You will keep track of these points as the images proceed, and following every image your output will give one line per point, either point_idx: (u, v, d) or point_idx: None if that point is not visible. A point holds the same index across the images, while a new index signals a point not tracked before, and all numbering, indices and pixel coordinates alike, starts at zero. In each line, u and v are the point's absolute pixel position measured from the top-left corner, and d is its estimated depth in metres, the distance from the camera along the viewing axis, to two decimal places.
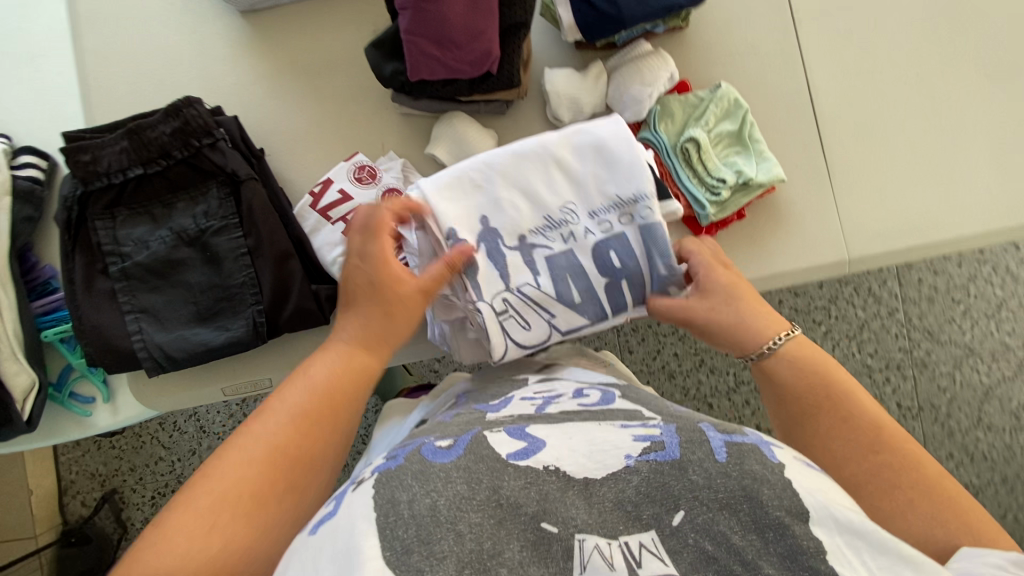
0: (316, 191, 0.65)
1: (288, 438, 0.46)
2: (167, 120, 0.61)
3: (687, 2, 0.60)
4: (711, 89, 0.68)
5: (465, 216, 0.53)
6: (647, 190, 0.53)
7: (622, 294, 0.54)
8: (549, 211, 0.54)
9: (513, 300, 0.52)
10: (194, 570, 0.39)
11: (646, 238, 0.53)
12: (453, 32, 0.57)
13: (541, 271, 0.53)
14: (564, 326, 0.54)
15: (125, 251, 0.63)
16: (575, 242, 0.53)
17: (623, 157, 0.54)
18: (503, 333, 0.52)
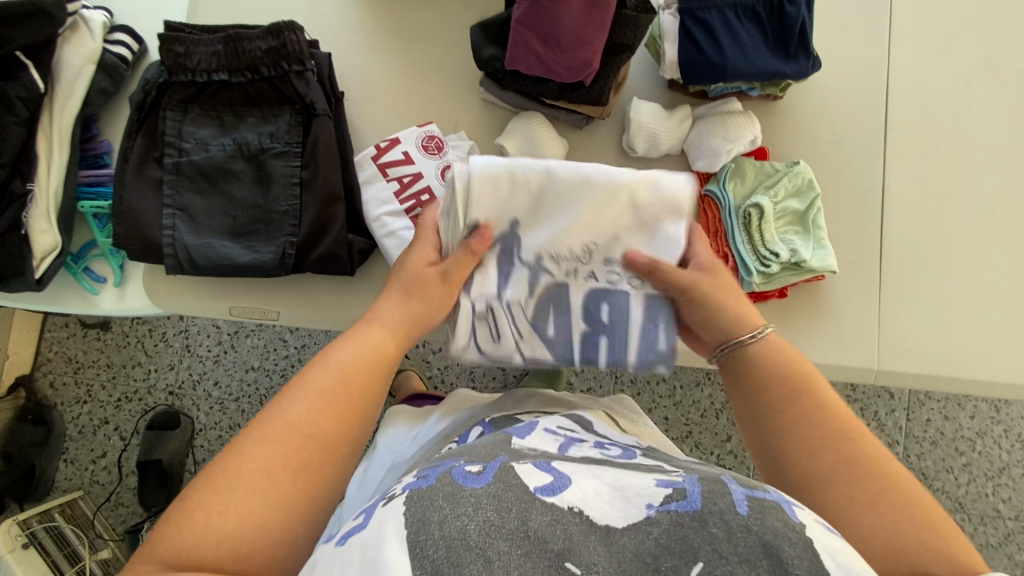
0: (382, 145, 0.65)
1: (309, 423, 0.44)
2: (266, 38, 0.62)
3: (790, 73, 0.60)
4: (788, 163, 0.68)
5: (494, 210, 0.53)
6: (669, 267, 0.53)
7: (596, 351, 0.55)
8: (573, 243, 0.54)
9: (496, 308, 0.54)
10: (212, 547, 0.38)
11: (646, 309, 0.54)
12: (562, 36, 0.57)
13: (534, 292, 0.55)
14: (529, 353, 0.56)
15: (184, 146, 0.64)
16: (576, 279, 0.54)
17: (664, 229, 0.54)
18: (471, 334, 0.55)
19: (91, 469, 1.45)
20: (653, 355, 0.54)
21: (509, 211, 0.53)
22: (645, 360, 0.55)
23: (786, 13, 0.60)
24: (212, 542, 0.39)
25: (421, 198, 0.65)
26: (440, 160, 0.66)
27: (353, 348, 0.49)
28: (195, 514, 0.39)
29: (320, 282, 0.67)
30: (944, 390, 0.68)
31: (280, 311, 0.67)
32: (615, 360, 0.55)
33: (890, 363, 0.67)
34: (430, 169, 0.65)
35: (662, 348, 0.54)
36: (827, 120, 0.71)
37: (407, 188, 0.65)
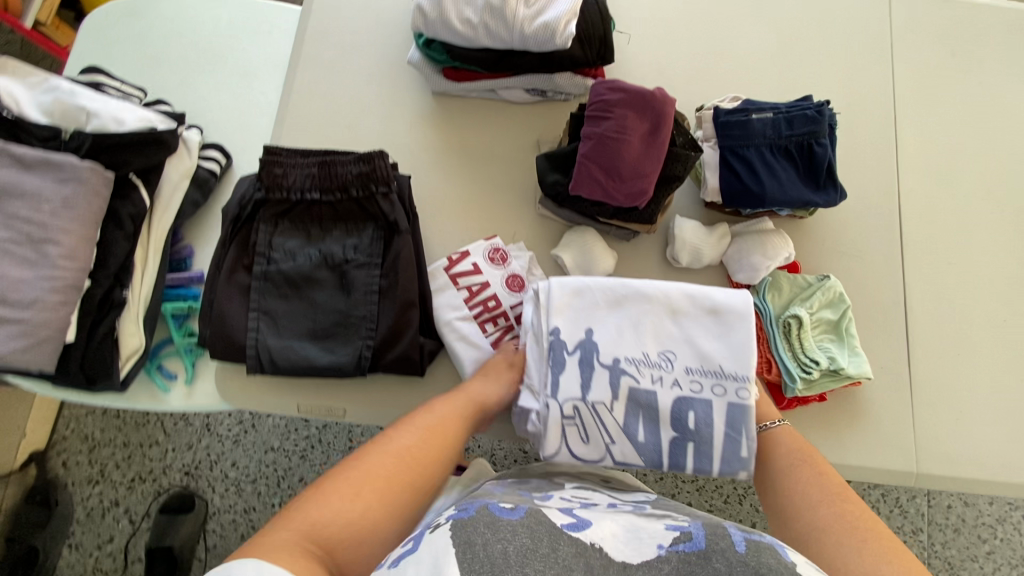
0: (454, 257, 0.71)
1: (411, 450, 0.57)
2: (357, 163, 0.69)
3: (821, 201, 0.68)
4: (819, 277, 0.75)
5: (571, 321, 0.63)
6: (747, 373, 0.61)
7: (684, 457, 0.60)
8: (648, 351, 0.62)
9: (583, 409, 0.61)
10: (342, 523, 0.49)
11: (729, 415, 0.60)
12: (622, 169, 0.65)
13: (618, 395, 0.61)
14: (619, 456, 0.61)
15: (273, 256, 0.69)
16: (661, 385, 0.61)
17: (736, 333, 0.62)
18: (563, 438, 0.61)
19: (94, 556, 1.39)
20: (736, 460, 0.60)
21: (585, 321, 0.63)
22: (729, 465, 0.60)
23: (815, 151, 0.67)
24: (342, 524, 0.49)
25: (489, 304, 0.71)
26: (504, 270, 0.72)
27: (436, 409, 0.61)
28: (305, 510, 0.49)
29: (389, 382, 0.71)
30: (980, 490, 0.71)
31: (346, 409, 0.70)
32: (701, 466, 0.60)
33: (926, 464, 0.71)
34: (496, 279, 0.71)
35: (744, 454, 0.60)
36: (849, 237, 0.79)
37: (475, 296, 0.71)
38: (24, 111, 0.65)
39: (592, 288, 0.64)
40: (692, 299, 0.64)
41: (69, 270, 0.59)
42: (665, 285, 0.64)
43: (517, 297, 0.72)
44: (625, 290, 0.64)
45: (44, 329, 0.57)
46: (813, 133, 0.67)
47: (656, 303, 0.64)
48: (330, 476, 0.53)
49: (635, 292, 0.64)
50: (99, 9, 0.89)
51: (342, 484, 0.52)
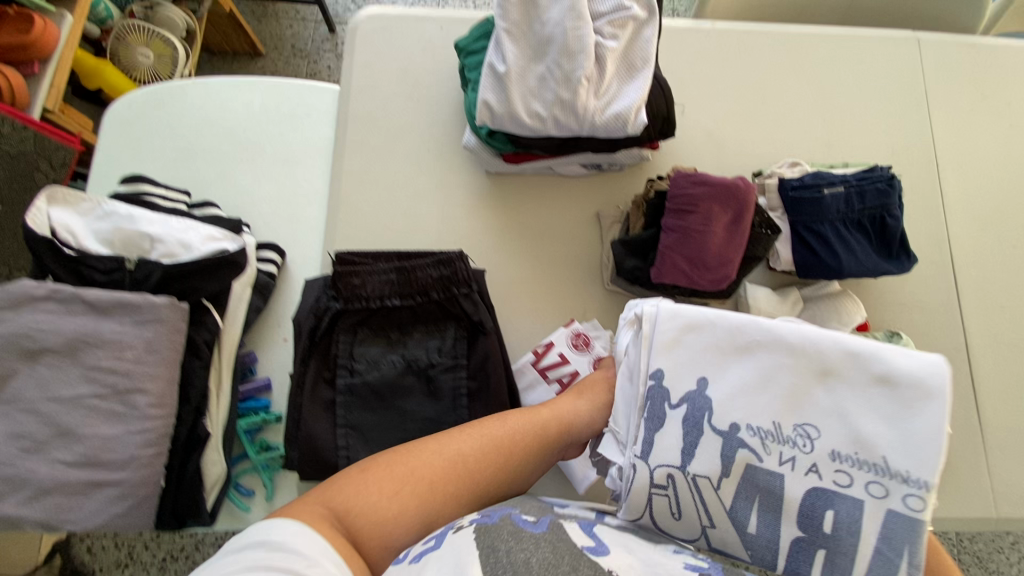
0: (539, 349, 0.72)
1: (475, 459, 0.54)
2: (436, 266, 0.68)
3: (895, 269, 0.70)
4: (888, 334, 0.77)
5: (679, 364, 0.57)
6: (926, 479, 0.48)
7: (808, 562, 0.50)
8: (781, 423, 0.53)
9: (679, 478, 0.54)
10: (376, 513, 0.47)
11: (885, 526, 0.48)
12: (708, 257, 0.65)
13: (728, 471, 0.53)
14: (716, 540, 0.54)
15: (356, 367, 0.67)
16: (792, 469, 0.52)
17: (912, 423, 0.50)
18: (649, 506, 0.54)
19: None
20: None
21: (698, 369, 0.56)
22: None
23: (887, 223, 0.69)
24: (377, 516, 0.47)
25: None
26: (589, 354, 0.72)
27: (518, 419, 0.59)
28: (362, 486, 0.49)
29: None
30: None
31: None
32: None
33: (1006, 509, 0.74)
34: (584, 365, 0.72)
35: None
36: (907, 288, 0.81)
37: (567, 386, 0.71)
38: (83, 244, 0.60)
39: (709, 329, 0.57)
40: (855, 361, 0.52)
41: (159, 419, 0.55)
42: (824, 341, 0.54)
43: None
44: (759, 337, 0.55)
45: (142, 488, 0.54)
46: (885, 205, 0.69)
47: (798, 364, 0.54)
48: (380, 459, 0.52)
49: (769, 340, 0.55)
50: (121, 100, 0.85)
51: (388, 473, 0.50)
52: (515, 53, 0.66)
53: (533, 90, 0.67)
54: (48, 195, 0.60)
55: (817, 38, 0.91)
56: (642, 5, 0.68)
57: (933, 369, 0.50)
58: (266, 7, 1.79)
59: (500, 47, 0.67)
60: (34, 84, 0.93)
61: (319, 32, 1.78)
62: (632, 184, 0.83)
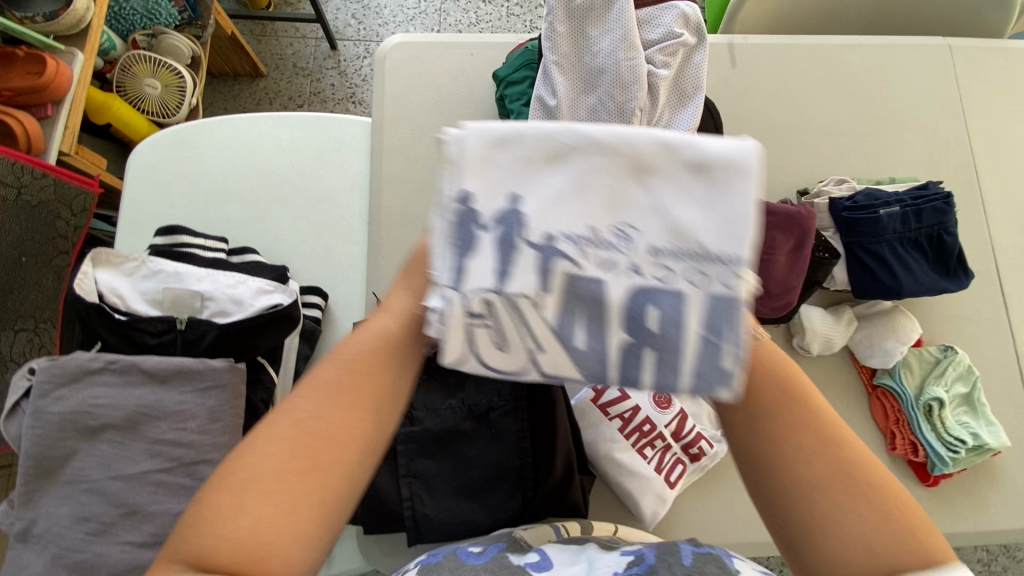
0: (598, 386, 0.71)
1: (324, 421, 0.38)
2: None
3: (954, 286, 0.69)
4: (943, 349, 0.77)
5: (491, 184, 0.40)
6: (741, 254, 0.37)
7: (638, 369, 0.39)
8: (598, 225, 0.39)
9: (498, 303, 0.39)
10: (233, 546, 0.34)
11: (707, 314, 0.38)
12: (771, 285, 0.64)
13: (550, 286, 0.39)
14: (547, 369, 0.41)
15: (416, 415, 0.65)
16: (615, 274, 0.39)
17: (723, 195, 0.38)
18: (469, 344, 0.40)
19: None
20: (712, 375, 0.38)
21: (508, 182, 0.40)
22: (705, 382, 0.38)
23: (944, 241, 0.69)
24: (232, 542, 0.35)
25: (645, 429, 0.69)
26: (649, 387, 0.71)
27: (356, 338, 0.42)
28: (208, 516, 0.36)
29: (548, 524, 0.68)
30: None
31: None
32: (665, 385, 0.39)
33: None
34: (645, 399, 0.70)
35: (726, 367, 0.38)
36: (956, 298, 0.81)
37: (629, 422, 0.69)
38: (132, 305, 0.58)
39: (521, 129, 0.40)
40: (669, 152, 0.39)
41: None
42: (624, 129, 0.40)
43: (669, 413, 0.70)
44: (566, 132, 0.39)
45: None
46: (942, 224, 0.68)
47: (614, 154, 0.39)
48: (230, 465, 0.37)
49: (583, 143, 0.39)
50: (144, 142, 0.82)
51: (229, 489, 0.36)
52: (565, 85, 0.64)
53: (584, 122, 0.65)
54: (92, 257, 0.57)
55: (849, 48, 0.90)
56: (690, 31, 0.66)
57: (742, 148, 0.38)
58: (264, 26, 1.75)
59: (548, 80, 0.65)
60: (49, 127, 0.90)
61: (320, 49, 1.74)
62: None
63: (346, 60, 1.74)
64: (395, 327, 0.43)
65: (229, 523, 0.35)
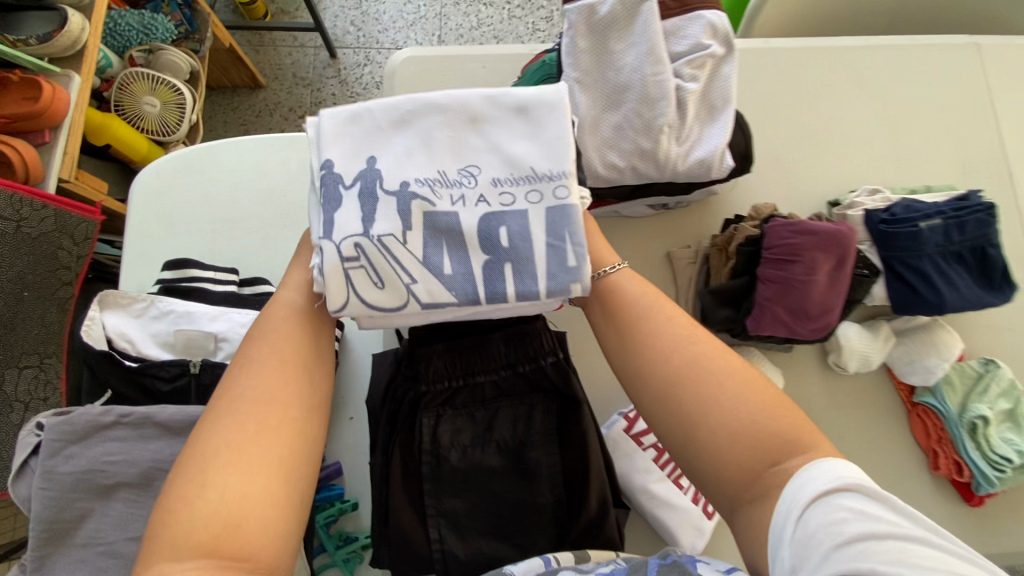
0: (631, 415, 0.68)
1: (270, 388, 0.44)
2: (521, 338, 0.63)
3: (1000, 300, 0.66)
4: (982, 363, 0.73)
5: (350, 152, 0.51)
6: (563, 169, 0.51)
7: (502, 280, 0.50)
8: (444, 168, 0.51)
9: (368, 246, 0.49)
10: (222, 504, 0.39)
11: (547, 222, 0.50)
12: (812, 306, 0.61)
13: (410, 224, 0.50)
14: (425, 297, 0.50)
15: (442, 453, 0.62)
16: (465, 206, 0.50)
17: (541, 125, 0.52)
18: (350, 286, 0.49)
19: None
20: (563, 273, 0.50)
21: (366, 149, 0.51)
22: (557, 282, 0.50)
23: (988, 254, 0.66)
24: (218, 503, 0.39)
25: None
26: None
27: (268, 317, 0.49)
28: (184, 498, 0.39)
29: None
30: None
31: None
32: (524, 290, 0.50)
33: None
34: None
35: (571, 264, 0.50)
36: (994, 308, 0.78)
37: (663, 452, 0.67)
38: (143, 350, 0.55)
39: (367, 107, 0.52)
40: (491, 101, 0.52)
41: None
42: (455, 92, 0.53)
43: None
44: (410, 105, 0.52)
45: None
46: (986, 236, 0.66)
47: (447, 113, 0.52)
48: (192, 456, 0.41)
49: (420, 107, 0.52)
50: (148, 169, 0.78)
51: (207, 470, 0.40)
52: (587, 104, 0.62)
53: (609, 140, 0.62)
54: (99, 300, 0.55)
55: (874, 48, 0.86)
56: (719, 41, 0.63)
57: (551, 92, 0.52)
58: (262, 36, 1.72)
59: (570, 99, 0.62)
60: (47, 153, 0.87)
61: (320, 58, 1.71)
62: (700, 222, 0.79)
63: (346, 68, 1.70)
64: (302, 302, 0.51)
65: (205, 495, 0.39)
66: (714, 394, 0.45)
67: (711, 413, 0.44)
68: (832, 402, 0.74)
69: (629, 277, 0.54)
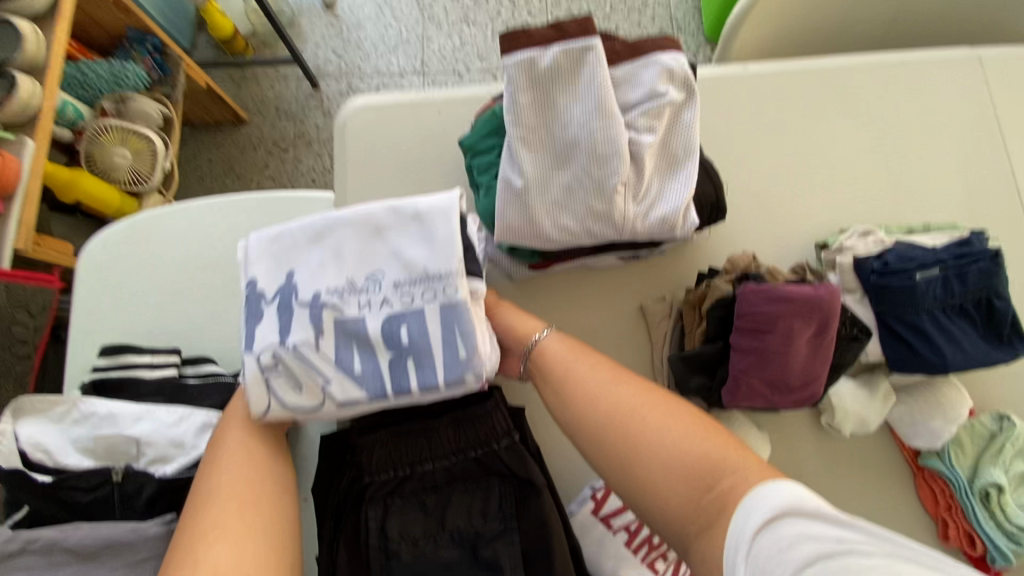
0: (599, 494, 0.62)
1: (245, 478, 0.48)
2: (467, 417, 0.58)
3: (1011, 357, 0.59)
4: (996, 419, 0.65)
5: (271, 270, 0.53)
6: (451, 268, 0.50)
7: (405, 376, 0.49)
8: (352, 277, 0.51)
9: (285, 354, 0.49)
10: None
11: (440, 320, 0.50)
12: (791, 376, 0.55)
13: (320, 330, 0.50)
14: (339, 397, 0.49)
15: (392, 548, 0.57)
16: (370, 310, 0.50)
17: (438, 231, 0.51)
18: (268, 390, 0.50)
19: None
20: (458, 365, 0.49)
21: (284, 264, 0.53)
22: (453, 374, 0.49)
23: (995, 307, 0.59)
24: None
25: (655, 541, 0.60)
26: None
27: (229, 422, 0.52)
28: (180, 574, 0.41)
29: None
30: None
31: None
32: (428, 383, 0.49)
33: None
34: None
35: (462, 355, 0.49)
36: None
37: (636, 534, 0.61)
38: (62, 461, 0.52)
39: (290, 227, 0.54)
40: (391, 212, 0.53)
41: None
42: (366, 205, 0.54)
43: None
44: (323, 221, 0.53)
45: None
46: (990, 287, 0.59)
47: (355, 223, 0.52)
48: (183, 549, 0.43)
49: (333, 222, 0.53)
50: (93, 240, 0.75)
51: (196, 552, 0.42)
52: (534, 164, 0.56)
53: (559, 202, 0.57)
54: (12, 410, 0.52)
55: (864, 67, 0.79)
56: (677, 86, 0.57)
57: (447, 197, 0.52)
58: (244, 70, 1.70)
59: (514, 159, 0.56)
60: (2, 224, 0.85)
61: (302, 89, 1.68)
62: (677, 271, 0.72)
63: (329, 98, 1.67)
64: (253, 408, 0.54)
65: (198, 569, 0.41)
66: (644, 427, 0.48)
67: (644, 452, 0.46)
68: (830, 467, 0.67)
69: (559, 339, 0.57)
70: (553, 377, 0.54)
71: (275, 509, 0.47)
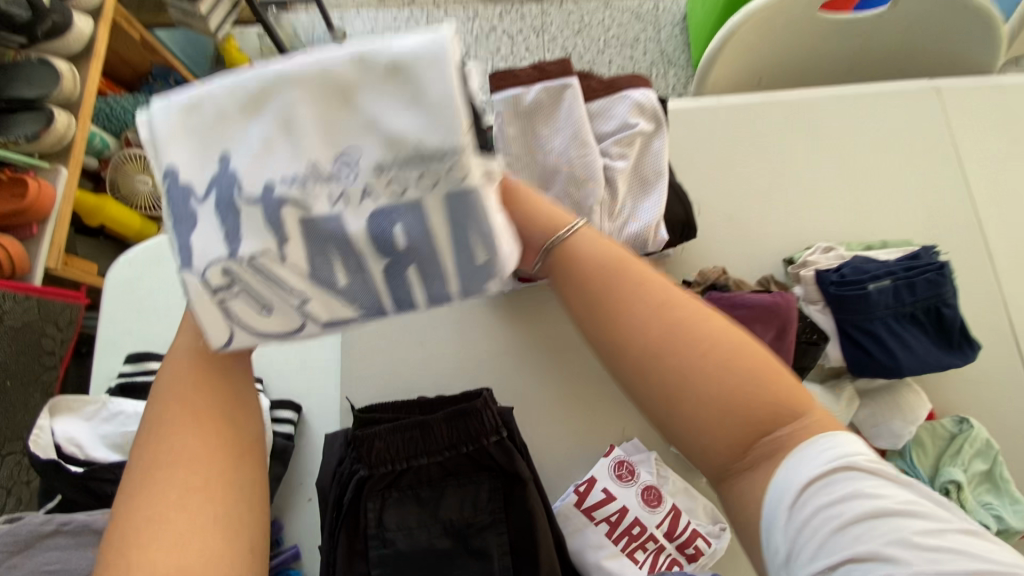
0: (581, 489, 0.67)
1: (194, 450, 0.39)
2: (459, 415, 0.63)
3: (959, 360, 0.65)
4: (957, 422, 0.70)
5: (194, 151, 0.37)
6: (455, 138, 0.34)
7: (407, 289, 0.39)
8: (312, 155, 0.36)
9: (238, 266, 0.37)
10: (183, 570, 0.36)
11: (447, 214, 0.36)
12: None
13: (281, 230, 0.36)
14: (323, 316, 0.39)
15: (388, 536, 0.62)
16: (346, 202, 0.36)
17: (427, 81, 0.34)
18: (229, 318, 0.39)
19: None
20: (474, 274, 0.38)
21: (212, 144, 0.37)
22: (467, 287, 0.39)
23: (944, 315, 0.64)
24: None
25: (634, 533, 0.64)
26: (636, 485, 0.67)
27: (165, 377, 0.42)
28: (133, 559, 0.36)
29: None
30: None
31: None
32: (437, 296, 0.40)
33: None
34: (632, 499, 0.66)
35: (480, 261, 0.38)
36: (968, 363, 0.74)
37: (616, 526, 0.65)
38: (91, 453, 0.57)
39: (211, 92, 0.37)
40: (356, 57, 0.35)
41: None
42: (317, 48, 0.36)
43: (659, 513, 0.66)
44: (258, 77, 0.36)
45: None
46: (939, 296, 0.64)
47: (305, 76, 0.35)
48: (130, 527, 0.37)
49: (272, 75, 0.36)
50: (120, 260, 0.82)
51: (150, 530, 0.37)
52: None
53: None
54: (50, 406, 0.58)
55: (828, 98, 0.86)
56: (648, 117, 0.64)
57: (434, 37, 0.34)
58: None
59: None
60: (35, 245, 0.93)
61: None
62: None
63: None
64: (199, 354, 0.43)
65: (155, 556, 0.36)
66: (698, 360, 0.39)
67: (698, 393, 0.39)
68: None
69: (590, 240, 0.45)
70: (584, 284, 0.43)
71: (234, 482, 0.40)
